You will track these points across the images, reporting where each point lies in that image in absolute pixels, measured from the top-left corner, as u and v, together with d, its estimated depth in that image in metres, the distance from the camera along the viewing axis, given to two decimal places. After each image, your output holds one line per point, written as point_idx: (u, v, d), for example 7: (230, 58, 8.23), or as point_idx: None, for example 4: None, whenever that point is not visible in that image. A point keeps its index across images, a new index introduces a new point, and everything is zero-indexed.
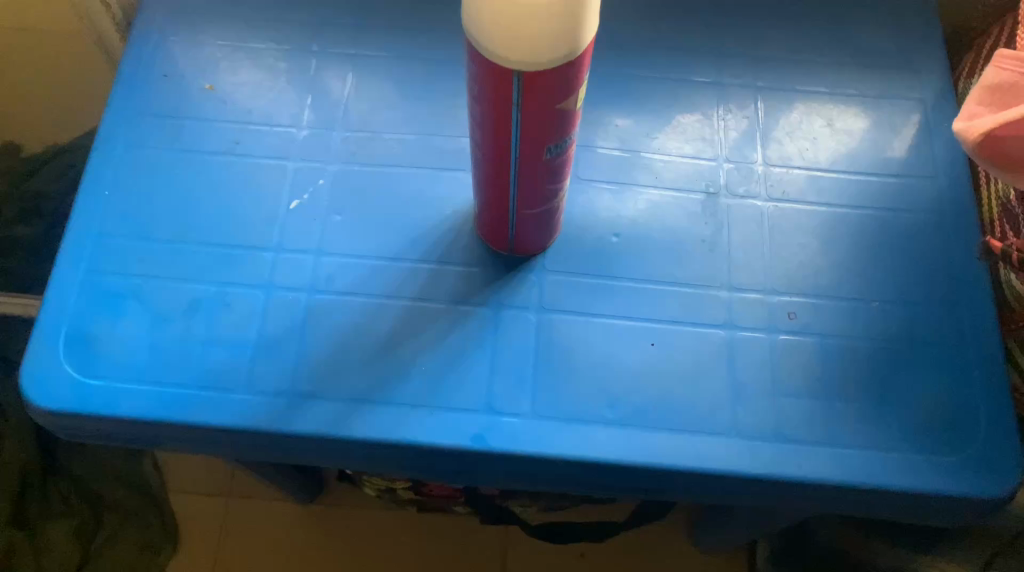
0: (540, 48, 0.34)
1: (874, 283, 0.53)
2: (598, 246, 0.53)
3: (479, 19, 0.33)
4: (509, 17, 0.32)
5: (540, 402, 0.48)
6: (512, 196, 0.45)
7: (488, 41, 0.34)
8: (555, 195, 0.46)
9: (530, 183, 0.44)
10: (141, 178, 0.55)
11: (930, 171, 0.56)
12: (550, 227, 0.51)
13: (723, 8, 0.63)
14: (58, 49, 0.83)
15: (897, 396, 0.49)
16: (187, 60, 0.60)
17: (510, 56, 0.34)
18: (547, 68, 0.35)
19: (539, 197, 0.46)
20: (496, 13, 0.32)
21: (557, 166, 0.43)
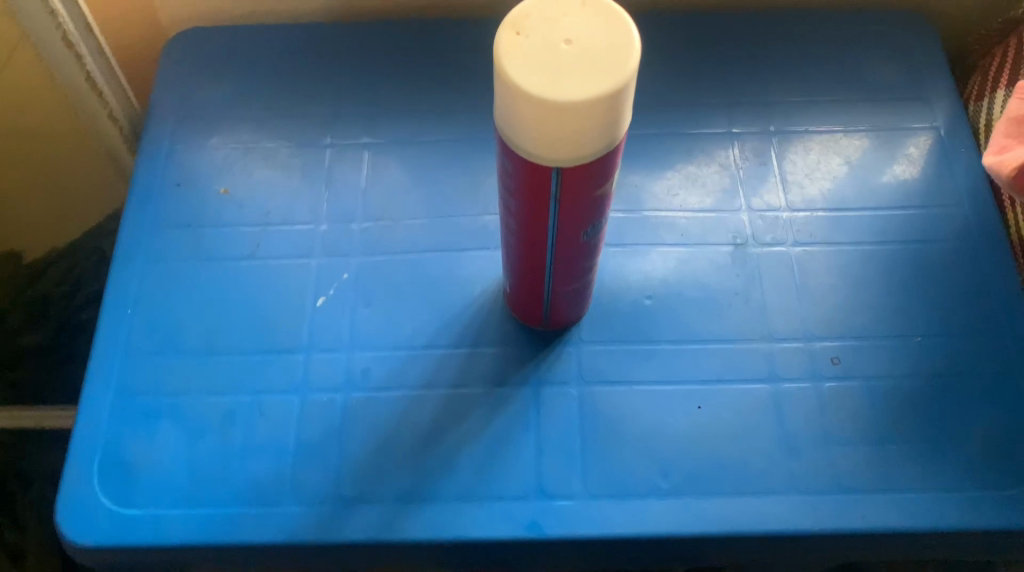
0: (582, 144, 0.35)
1: (916, 318, 0.51)
2: (632, 310, 0.53)
3: (518, 120, 0.35)
4: (551, 117, 0.33)
5: (591, 480, 0.47)
6: (547, 277, 0.46)
7: (529, 143, 0.35)
8: (589, 273, 0.47)
9: (565, 263, 0.44)
10: (163, 292, 0.55)
11: (954, 199, 0.56)
12: (584, 301, 0.51)
13: (725, 59, 0.63)
14: (80, 141, 0.74)
15: (956, 434, 0.47)
16: (199, 167, 0.60)
17: (552, 152, 0.35)
18: (587, 160, 0.36)
19: (574, 277, 0.46)
20: (538, 116, 0.34)
21: (592, 246, 0.44)
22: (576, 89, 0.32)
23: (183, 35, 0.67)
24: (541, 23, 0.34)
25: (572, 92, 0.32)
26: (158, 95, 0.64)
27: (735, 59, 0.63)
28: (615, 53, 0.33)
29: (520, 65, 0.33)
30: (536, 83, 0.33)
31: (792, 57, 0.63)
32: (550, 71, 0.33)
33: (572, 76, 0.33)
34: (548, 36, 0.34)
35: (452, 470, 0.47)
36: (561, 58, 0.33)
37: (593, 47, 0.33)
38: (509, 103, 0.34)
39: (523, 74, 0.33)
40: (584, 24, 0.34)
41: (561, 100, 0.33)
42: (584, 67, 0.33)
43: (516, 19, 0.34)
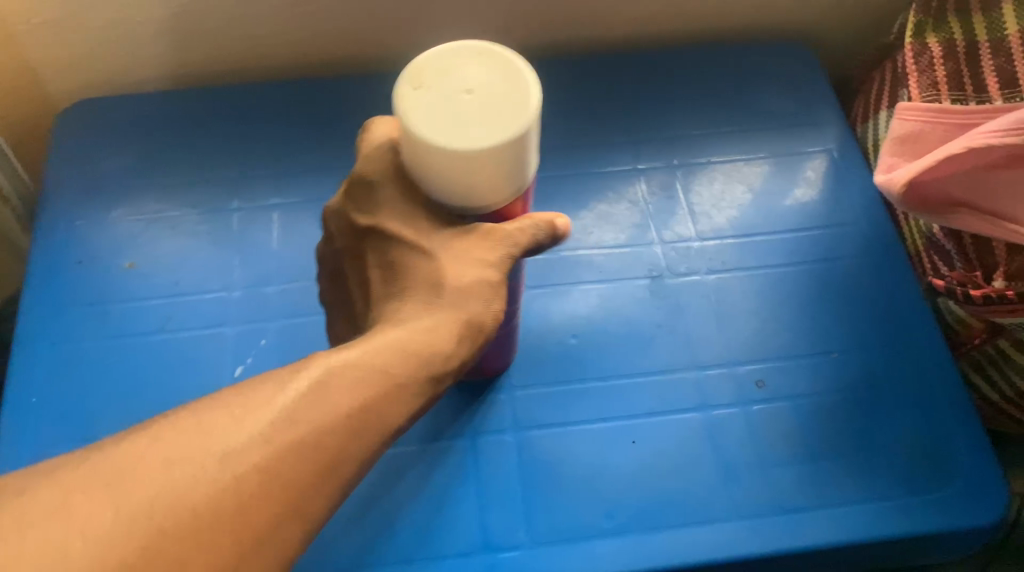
0: (495, 189, 0.36)
1: (830, 335, 0.53)
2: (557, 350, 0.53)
3: (430, 169, 0.35)
4: (461, 167, 0.34)
5: (538, 528, 0.46)
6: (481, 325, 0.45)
7: (446, 191, 0.36)
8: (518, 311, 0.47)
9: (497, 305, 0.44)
10: (72, 377, 0.52)
11: (852, 217, 0.59)
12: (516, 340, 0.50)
13: (625, 98, 0.65)
14: None
15: (882, 441, 0.49)
16: (100, 243, 0.58)
17: (469, 196, 0.36)
18: (499, 202, 0.37)
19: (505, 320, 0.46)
20: (448, 166, 0.34)
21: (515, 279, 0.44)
22: (480, 138, 0.33)
23: (75, 107, 0.65)
24: (439, 73, 0.34)
25: (477, 143, 0.33)
26: (53, 172, 0.62)
27: (635, 97, 0.65)
28: (516, 98, 0.33)
29: (425, 121, 0.33)
30: (441, 138, 0.33)
31: (688, 92, 0.66)
32: (453, 122, 0.33)
33: (475, 125, 0.33)
34: (449, 87, 0.34)
35: (396, 533, 0.46)
36: (470, 110, 0.33)
37: (494, 94, 0.33)
38: (421, 156, 0.35)
39: (431, 129, 0.33)
40: (482, 69, 0.34)
41: (471, 155, 0.33)
42: (485, 115, 0.33)
43: (414, 69, 0.34)
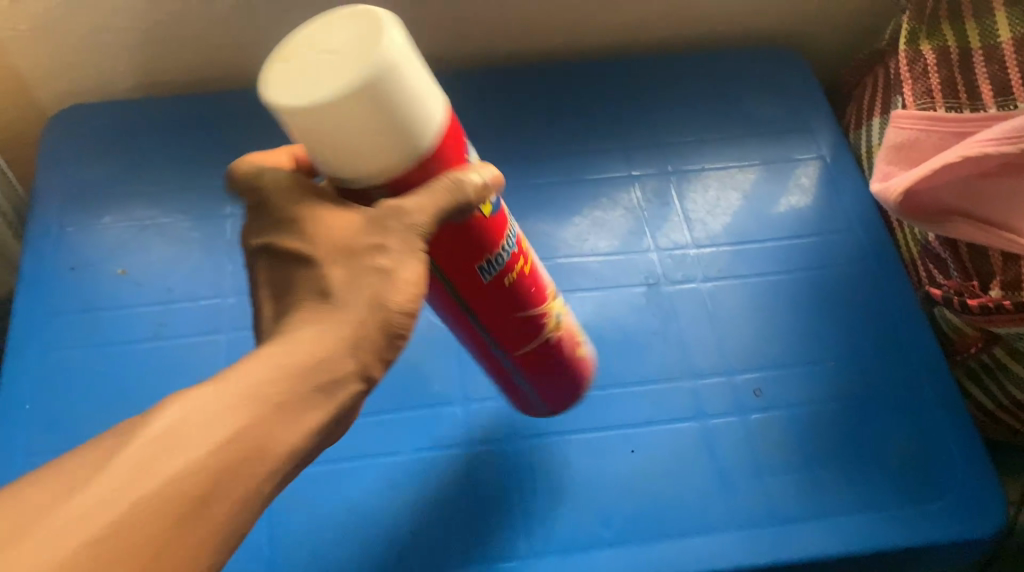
0: (381, 156, 0.31)
1: (826, 343, 0.53)
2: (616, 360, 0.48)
3: (303, 144, 0.30)
4: (323, 127, 0.29)
5: (534, 539, 0.46)
6: (488, 328, 0.40)
7: (341, 170, 0.31)
8: (495, 288, 0.38)
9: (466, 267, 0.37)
10: (62, 385, 0.51)
11: (847, 224, 0.59)
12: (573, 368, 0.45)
13: (620, 104, 0.65)
14: None
15: (875, 448, 0.49)
16: (91, 250, 0.57)
17: (360, 166, 0.31)
18: (401, 166, 0.32)
19: (506, 312, 0.40)
20: (311, 132, 0.29)
21: (512, 255, 0.38)
22: (334, 87, 0.28)
23: (65, 113, 0.64)
24: (295, 36, 0.30)
25: (330, 92, 0.28)
26: (44, 178, 0.61)
27: (629, 104, 0.65)
28: (370, 38, 0.29)
29: (276, 83, 0.29)
30: (289, 94, 0.28)
31: (683, 98, 0.66)
32: (305, 76, 0.28)
33: (328, 75, 0.28)
34: (304, 45, 0.29)
35: (389, 543, 0.46)
36: (315, 66, 0.29)
37: (350, 40, 0.29)
38: (287, 129, 0.30)
39: (281, 90, 0.28)
40: (341, 20, 0.30)
41: (325, 111, 0.28)
42: (340, 62, 0.28)
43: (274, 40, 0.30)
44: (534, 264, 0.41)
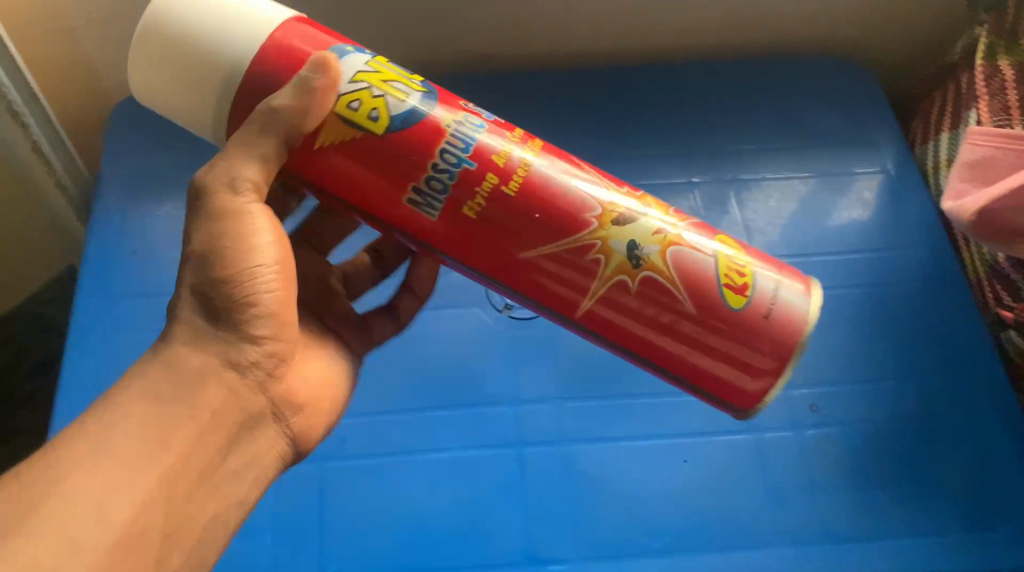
0: (186, 119, 0.34)
1: (886, 361, 0.52)
2: (801, 323, 0.34)
3: (169, 114, 0.34)
4: (169, 107, 0.34)
5: (583, 544, 0.46)
6: (519, 295, 0.35)
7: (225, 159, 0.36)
8: (453, 221, 0.33)
9: (376, 192, 0.34)
10: (123, 368, 0.52)
11: (911, 241, 0.58)
12: (726, 344, 0.33)
13: (679, 110, 0.65)
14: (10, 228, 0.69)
15: (934, 472, 0.48)
16: (153, 236, 0.58)
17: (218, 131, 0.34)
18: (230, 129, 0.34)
19: (479, 245, 0.34)
20: (166, 112, 0.34)
21: (472, 170, 0.33)
22: (162, 84, 0.33)
23: (132, 100, 0.66)
24: None
25: (166, 95, 0.33)
26: (109, 163, 0.62)
27: (689, 110, 0.65)
28: (190, 13, 0.32)
29: (136, 69, 0.33)
30: (138, 83, 0.34)
31: (743, 107, 0.65)
32: (148, 58, 0.33)
33: (161, 55, 0.33)
34: None
35: (438, 540, 0.46)
36: (154, 37, 0.32)
37: (176, 19, 0.32)
38: (155, 105, 0.34)
39: (137, 74, 0.33)
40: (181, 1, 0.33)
41: (171, 105, 0.34)
42: (169, 41, 0.32)
43: None
44: (533, 177, 0.34)
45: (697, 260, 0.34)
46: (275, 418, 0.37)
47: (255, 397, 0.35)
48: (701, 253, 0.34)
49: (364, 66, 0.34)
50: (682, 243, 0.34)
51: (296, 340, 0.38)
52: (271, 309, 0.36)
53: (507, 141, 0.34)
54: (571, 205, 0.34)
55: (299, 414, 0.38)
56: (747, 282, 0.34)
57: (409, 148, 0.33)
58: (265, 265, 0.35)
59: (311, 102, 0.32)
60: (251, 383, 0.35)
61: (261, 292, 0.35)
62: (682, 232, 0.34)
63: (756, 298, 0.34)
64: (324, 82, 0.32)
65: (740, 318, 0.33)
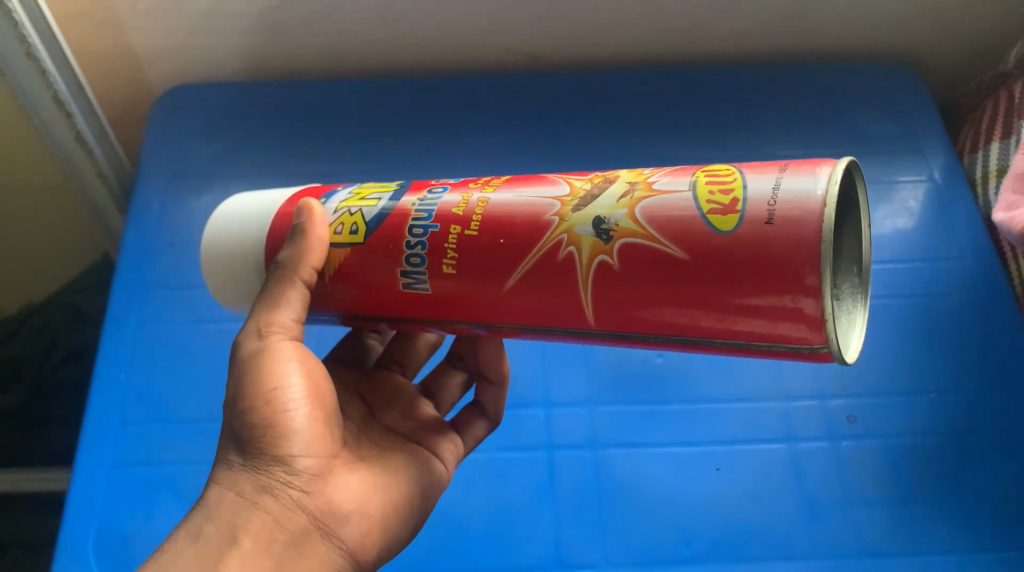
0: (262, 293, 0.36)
1: (927, 374, 0.51)
2: (813, 213, 0.26)
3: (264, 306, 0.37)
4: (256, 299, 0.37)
5: (612, 549, 0.45)
6: (567, 334, 0.33)
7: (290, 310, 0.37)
8: (443, 285, 0.32)
9: (377, 282, 0.34)
10: (158, 359, 0.53)
11: (957, 252, 0.56)
12: (743, 279, 0.27)
13: (719, 114, 0.64)
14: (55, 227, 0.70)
15: (977, 491, 0.47)
16: (190, 228, 0.59)
17: None
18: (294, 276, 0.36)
19: (482, 299, 0.32)
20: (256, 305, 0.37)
21: (439, 233, 0.32)
22: (236, 290, 0.36)
23: (172, 93, 0.66)
24: None
25: (243, 296, 0.37)
26: (149, 154, 0.63)
27: (730, 113, 0.64)
28: (214, 229, 0.36)
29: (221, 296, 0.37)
30: (228, 302, 0.37)
31: (785, 112, 0.64)
32: (218, 281, 0.36)
33: (219, 274, 0.36)
34: None
35: (468, 543, 0.46)
36: (205, 263, 0.36)
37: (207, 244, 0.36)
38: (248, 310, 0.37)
39: (223, 299, 0.37)
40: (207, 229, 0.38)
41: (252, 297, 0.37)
42: (214, 260, 0.36)
43: None
44: (491, 209, 0.32)
45: (671, 203, 0.29)
46: (321, 532, 0.34)
47: (292, 514, 0.33)
48: (677, 192, 0.29)
49: (345, 197, 0.36)
50: (652, 195, 0.29)
51: (333, 454, 0.35)
52: (302, 428, 0.34)
53: (467, 192, 0.33)
54: (529, 217, 0.31)
55: (348, 523, 0.35)
56: (736, 197, 0.28)
57: (374, 240, 0.34)
58: (291, 392, 0.34)
59: (302, 242, 0.34)
60: (287, 503, 0.33)
61: (286, 413, 0.33)
62: (655, 183, 0.30)
63: (752, 208, 0.27)
64: (309, 221, 0.34)
65: (739, 242, 0.27)
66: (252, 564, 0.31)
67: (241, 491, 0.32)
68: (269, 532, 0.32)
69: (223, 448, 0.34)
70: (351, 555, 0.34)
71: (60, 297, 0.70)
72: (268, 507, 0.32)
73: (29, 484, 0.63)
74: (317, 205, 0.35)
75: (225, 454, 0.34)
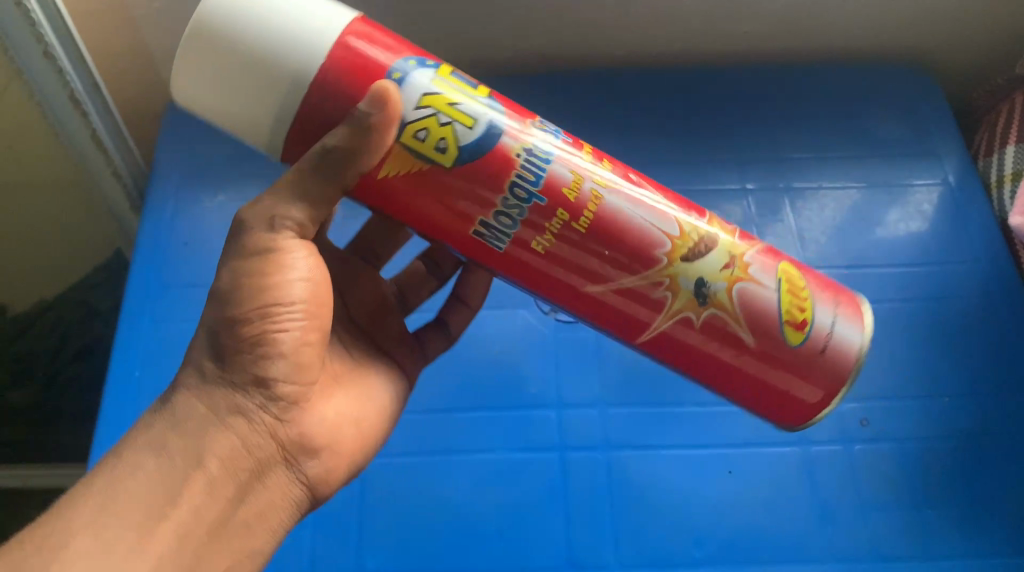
0: (255, 127, 0.33)
1: (941, 378, 0.51)
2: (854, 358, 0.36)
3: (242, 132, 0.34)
4: (243, 126, 0.33)
5: (624, 550, 0.45)
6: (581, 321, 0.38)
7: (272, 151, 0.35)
8: (520, 251, 0.35)
9: (435, 213, 0.35)
10: (173, 357, 0.53)
11: (971, 255, 0.56)
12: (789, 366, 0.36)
13: (733, 115, 0.64)
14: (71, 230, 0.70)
15: (987, 493, 0.47)
16: (206, 227, 0.59)
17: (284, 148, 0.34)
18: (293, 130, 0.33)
19: (550, 278, 0.36)
20: (239, 129, 0.34)
21: (543, 205, 0.34)
22: (227, 106, 0.33)
23: None
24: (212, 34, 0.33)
25: (233, 115, 0.33)
26: (163, 153, 0.63)
27: (744, 115, 0.64)
28: (240, 35, 0.31)
29: (205, 96, 0.33)
30: (209, 108, 0.33)
31: (800, 113, 0.64)
32: (212, 83, 0.32)
33: (221, 84, 0.32)
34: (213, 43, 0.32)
35: (478, 542, 0.46)
36: (216, 69, 0.32)
37: (222, 43, 0.31)
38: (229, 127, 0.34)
39: (207, 102, 0.33)
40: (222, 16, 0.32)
41: (243, 123, 0.33)
42: (224, 68, 0.32)
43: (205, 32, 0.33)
44: (604, 209, 0.35)
45: (761, 295, 0.36)
46: (287, 464, 0.36)
47: (263, 442, 0.35)
48: (765, 288, 0.36)
49: (427, 86, 0.33)
50: (749, 279, 0.36)
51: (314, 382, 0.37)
52: (289, 351, 0.35)
53: (579, 172, 0.35)
54: (642, 241, 0.35)
55: (315, 457, 0.37)
56: (806, 319, 0.36)
57: (467, 178, 0.34)
58: (287, 309, 0.35)
59: (361, 142, 0.32)
60: (258, 428, 0.35)
61: (275, 332, 0.35)
62: (749, 266, 0.36)
63: (814, 335, 0.36)
64: (380, 116, 0.32)
65: (797, 352, 0.36)
66: (219, 511, 0.33)
67: (217, 409, 0.35)
68: (235, 454, 0.34)
69: (202, 349, 0.36)
70: (310, 489, 0.37)
71: (73, 294, 0.70)
72: (242, 423, 0.35)
73: (39, 480, 0.65)
74: (394, 90, 0.32)
75: (199, 361, 0.35)
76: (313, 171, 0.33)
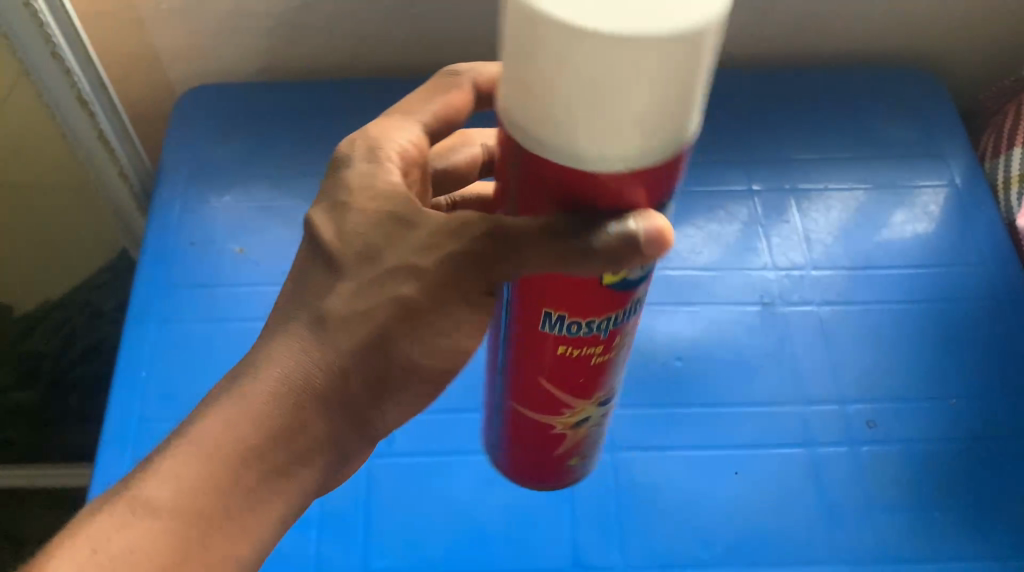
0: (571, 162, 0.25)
1: (949, 380, 0.51)
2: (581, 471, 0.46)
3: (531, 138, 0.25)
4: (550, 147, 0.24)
5: (631, 552, 0.45)
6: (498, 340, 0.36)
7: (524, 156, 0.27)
8: (545, 338, 0.33)
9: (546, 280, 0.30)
10: (180, 358, 0.53)
11: (979, 258, 0.56)
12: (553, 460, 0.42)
13: (739, 116, 0.64)
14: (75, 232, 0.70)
15: (996, 496, 0.47)
16: (214, 228, 0.59)
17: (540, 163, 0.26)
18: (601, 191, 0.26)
19: (535, 358, 0.34)
20: (546, 136, 0.24)
21: (597, 337, 0.32)
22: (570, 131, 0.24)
23: (195, 92, 0.67)
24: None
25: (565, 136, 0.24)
26: (169, 153, 0.63)
27: (749, 116, 0.64)
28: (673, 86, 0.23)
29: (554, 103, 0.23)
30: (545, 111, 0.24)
31: (805, 115, 0.64)
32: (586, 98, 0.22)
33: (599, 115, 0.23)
34: None
35: (485, 543, 0.46)
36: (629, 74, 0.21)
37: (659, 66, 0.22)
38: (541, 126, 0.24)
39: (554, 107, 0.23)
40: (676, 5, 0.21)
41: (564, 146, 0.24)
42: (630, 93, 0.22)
43: None
44: (615, 361, 0.35)
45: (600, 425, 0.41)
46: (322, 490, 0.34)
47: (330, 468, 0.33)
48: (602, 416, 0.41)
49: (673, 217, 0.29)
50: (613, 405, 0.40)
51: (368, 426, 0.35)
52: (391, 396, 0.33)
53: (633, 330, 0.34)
54: (602, 385, 0.36)
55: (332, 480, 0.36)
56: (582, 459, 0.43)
57: (597, 297, 0.30)
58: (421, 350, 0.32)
59: (614, 257, 0.27)
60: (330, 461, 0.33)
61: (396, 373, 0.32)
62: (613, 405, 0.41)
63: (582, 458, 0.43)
64: (642, 256, 0.27)
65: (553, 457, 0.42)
66: None
67: (302, 443, 0.31)
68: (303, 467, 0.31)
69: (348, 340, 0.30)
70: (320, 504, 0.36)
71: (78, 295, 0.71)
72: (328, 457, 0.32)
73: (45, 480, 0.67)
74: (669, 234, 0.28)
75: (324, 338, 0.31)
76: (505, 242, 0.29)
